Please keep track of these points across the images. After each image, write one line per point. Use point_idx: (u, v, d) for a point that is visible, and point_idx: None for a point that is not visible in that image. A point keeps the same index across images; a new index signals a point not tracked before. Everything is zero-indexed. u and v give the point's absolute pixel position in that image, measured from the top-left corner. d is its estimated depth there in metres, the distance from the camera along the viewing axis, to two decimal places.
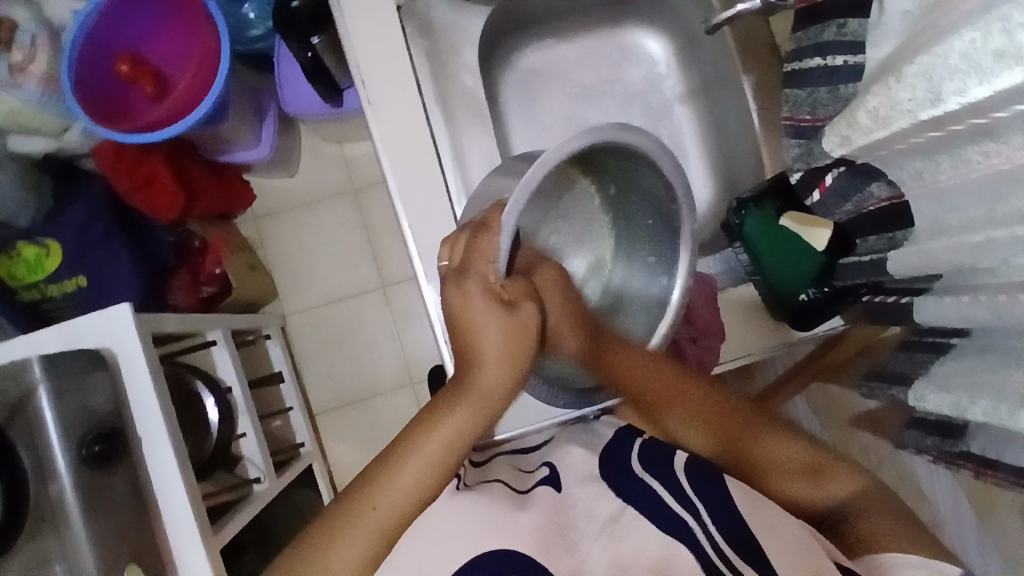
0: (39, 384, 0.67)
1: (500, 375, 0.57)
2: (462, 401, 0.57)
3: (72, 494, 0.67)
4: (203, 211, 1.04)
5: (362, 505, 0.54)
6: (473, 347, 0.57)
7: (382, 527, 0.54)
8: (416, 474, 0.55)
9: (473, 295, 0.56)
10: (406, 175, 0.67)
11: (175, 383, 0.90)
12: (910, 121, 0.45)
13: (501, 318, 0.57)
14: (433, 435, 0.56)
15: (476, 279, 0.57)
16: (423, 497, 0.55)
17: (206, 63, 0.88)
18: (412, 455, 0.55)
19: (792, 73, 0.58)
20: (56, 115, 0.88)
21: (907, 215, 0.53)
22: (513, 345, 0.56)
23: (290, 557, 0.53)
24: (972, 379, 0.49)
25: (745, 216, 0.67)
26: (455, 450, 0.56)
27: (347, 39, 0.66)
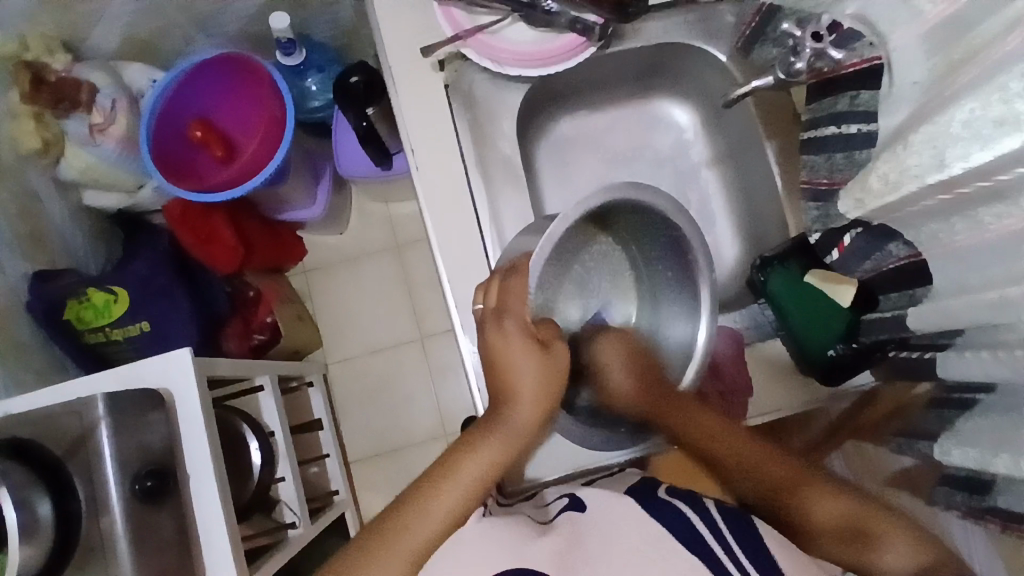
0: (101, 420, 0.72)
1: (532, 414, 0.61)
2: (495, 434, 0.60)
3: (123, 525, 0.71)
4: (257, 264, 1.12)
5: (393, 531, 0.56)
6: (508, 385, 0.61)
7: (411, 555, 0.56)
8: (447, 506, 0.57)
9: (511, 338, 0.61)
10: (447, 231, 0.72)
11: (222, 425, 0.95)
12: (919, 184, 0.47)
13: (536, 356, 0.61)
14: (468, 463, 0.59)
15: (513, 321, 0.61)
16: (451, 526, 0.57)
17: (271, 129, 0.97)
18: (444, 485, 0.58)
19: (810, 140, 0.63)
20: (130, 172, 0.99)
21: (926, 273, 0.56)
22: (546, 386, 0.61)
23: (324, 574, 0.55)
24: (996, 434, 0.49)
25: (769, 274, 0.70)
26: (485, 483, 0.59)
27: (399, 111, 0.74)
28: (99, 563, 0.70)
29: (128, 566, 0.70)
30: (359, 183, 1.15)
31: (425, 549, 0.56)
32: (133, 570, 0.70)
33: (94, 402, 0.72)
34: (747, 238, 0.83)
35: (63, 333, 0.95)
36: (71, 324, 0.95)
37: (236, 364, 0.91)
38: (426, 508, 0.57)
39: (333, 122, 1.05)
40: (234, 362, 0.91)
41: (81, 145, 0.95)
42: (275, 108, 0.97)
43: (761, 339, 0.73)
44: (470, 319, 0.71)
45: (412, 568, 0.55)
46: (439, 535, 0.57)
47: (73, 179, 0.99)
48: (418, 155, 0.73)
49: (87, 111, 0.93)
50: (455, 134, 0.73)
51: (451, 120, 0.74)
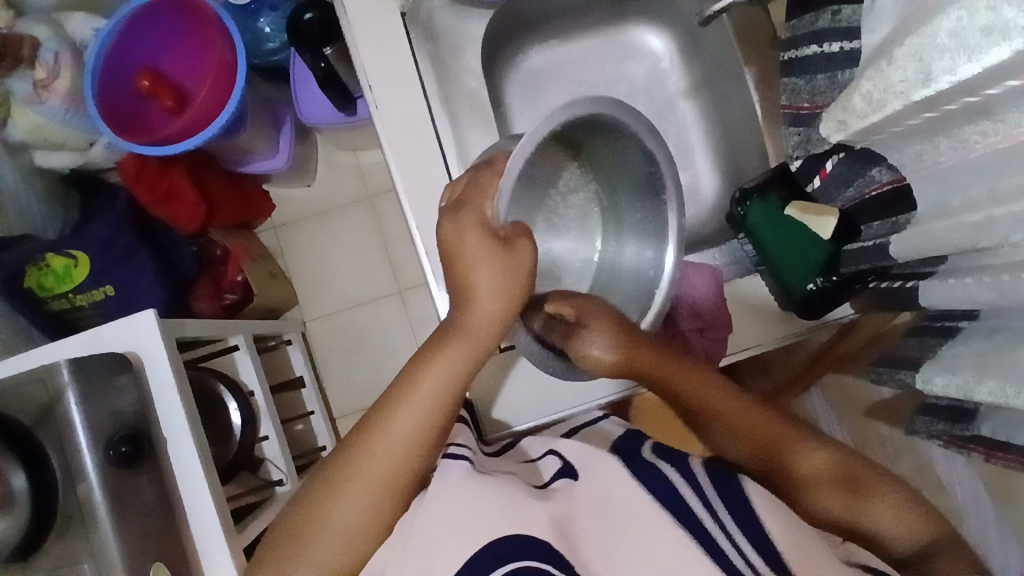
0: (68, 388, 0.70)
1: (489, 314, 0.58)
2: (451, 343, 0.58)
3: (100, 492, 0.70)
4: (223, 221, 1.08)
5: (358, 457, 0.55)
6: (465, 287, 0.58)
7: (377, 482, 0.55)
8: (406, 425, 0.56)
9: (471, 233, 0.57)
10: (413, 176, 0.69)
11: (199, 387, 0.93)
12: (904, 102, 0.44)
13: (493, 266, 0.57)
14: (426, 378, 0.57)
15: (473, 214, 0.57)
16: (417, 449, 0.56)
17: (222, 77, 0.91)
18: (399, 408, 0.56)
19: (789, 61, 0.60)
20: (81, 130, 0.93)
21: (909, 200, 0.54)
22: (509, 286, 0.58)
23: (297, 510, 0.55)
24: (979, 361, 0.49)
25: (749, 207, 0.67)
26: (444, 396, 0.57)
27: (356, 49, 0.69)
28: (79, 530, 0.69)
29: (109, 533, 0.69)
30: (324, 131, 1.10)
31: (389, 476, 0.55)
32: (115, 536, 0.69)
33: (58, 369, 0.70)
34: (726, 172, 0.80)
35: (25, 300, 0.92)
36: (33, 291, 0.92)
37: (213, 325, 0.90)
38: (385, 435, 0.56)
39: (291, 68, 0.99)
40: (208, 323, 0.89)
41: (26, 103, 0.89)
42: (227, 53, 0.91)
43: (740, 273, 0.72)
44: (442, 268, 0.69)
45: (381, 493, 0.55)
46: (401, 462, 0.55)
47: (20, 142, 0.92)
48: (379, 96, 0.69)
49: (30, 67, 0.88)
50: (415, 72, 0.69)
51: (411, 57, 0.69)
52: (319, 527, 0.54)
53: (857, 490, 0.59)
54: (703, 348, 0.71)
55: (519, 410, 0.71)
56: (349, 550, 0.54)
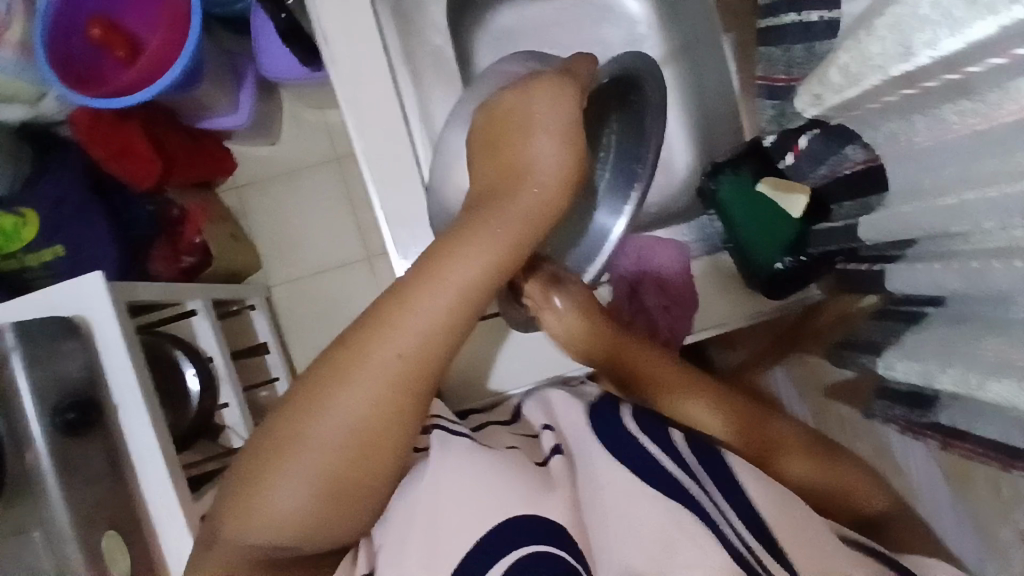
0: (11, 353, 0.68)
1: (549, 185, 0.53)
2: (494, 222, 0.51)
3: (47, 461, 0.67)
4: (181, 179, 1.03)
5: (375, 339, 0.47)
6: (514, 164, 0.54)
7: (392, 378, 0.47)
8: (430, 315, 0.48)
9: (536, 102, 0.55)
10: (371, 140, 0.65)
11: (153, 352, 0.90)
12: (882, 76, 0.42)
13: (555, 138, 0.55)
14: (457, 260, 0.49)
15: (543, 99, 0.55)
16: (441, 345, 0.48)
17: (177, 26, 0.86)
18: (425, 294, 0.48)
19: (765, 30, 0.57)
20: (28, 82, 0.87)
21: (881, 180, 0.52)
22: (561, 177, 0.54)
23: (296, 396, 0.47)
24: (942, 348, 0.48)
25: (720, 182, 0.67)
26: (481, 286, 0.49)
27: (311, 1, 0.64)
28: (26, 499, 0.67)
29: (56, 502, 0.67)
30: (289, 88, 1.06)
31: (409, 375, 0.47)
32: (63, 505, 0.67)
33: (0, 332, 0.68)
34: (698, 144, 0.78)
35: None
36: None
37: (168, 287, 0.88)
38: (406, 329, 0.47)
39: (253, 21, 0.94)
40: (161, 286, 0.86)
41: None
42: (182, 2, 0.86)
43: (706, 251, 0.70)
44: (402, 237, 0.66)
45: (398, 390, 0.47)
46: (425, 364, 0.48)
47: None
48: (334, 52, 0.64)
49: None
50: (376, 27, 0.65)
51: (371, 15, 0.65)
52: (318, 424, 0.45)
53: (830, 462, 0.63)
54: (669, 325, 0.70)
55: (503, 374, 0.74)
56: (357, 457, 0.46)
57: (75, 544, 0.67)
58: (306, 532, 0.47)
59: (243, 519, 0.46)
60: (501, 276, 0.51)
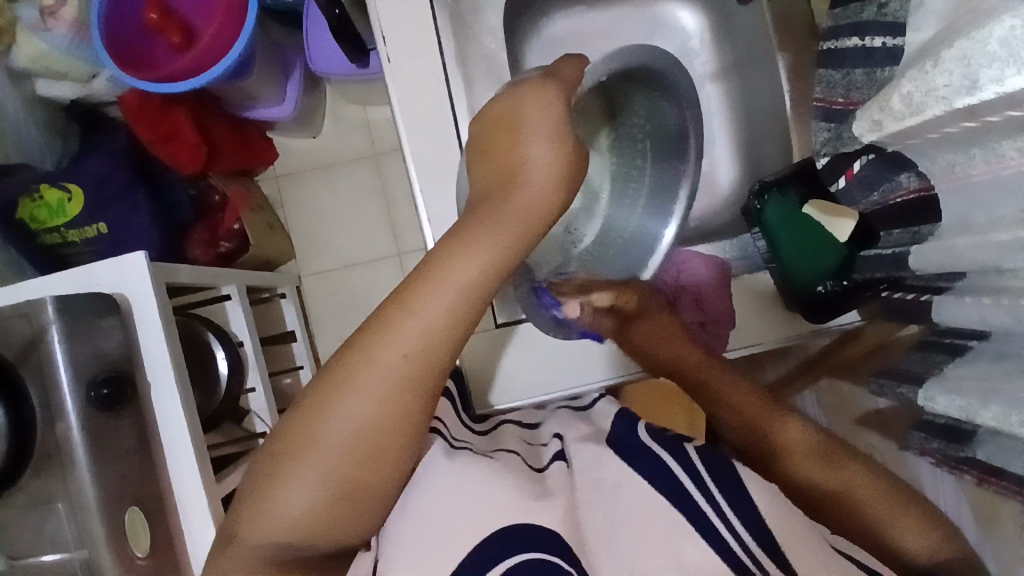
0: (51, 325, 0.69)
1: (546, 180, 0.52)
2: (498, 222, 0.50)
3: (77, 434, 0.68)
4: (223, 166, 1.05)
5: (375, 343, 0.46)
6: (510, 163, 0.53)
7: (397, 377, 0.46)
8: (428, 315, 0.47)
9: (524, 99, 0.54)
10: (420, 136, 0.66)
11: (185, 335, 0.90)
12: (946, 107, 0.41)
13: (549, 135, 0.53)
14: (454, 261, 0.48)
15: (532, 94, 0.54)
16: (447, 344, 0.47)
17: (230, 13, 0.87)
18: (421, 297, 0.47)
19: (828, 52, 0.57)
20: (84, 61, 0.90)
21: (936, 209, 0.51)
22: (566, 166, 0.53)
23: (301, 406, 0.47)
24: (985, 386, 0.47)
25: (767, 201, 0.67)
26: (482, 284, 0.48)
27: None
28: (55, 469, 0.68)
29: (83, 476, 0.68)
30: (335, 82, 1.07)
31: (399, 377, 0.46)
32: (89, 479, 0.68)
33: (43, 306, 0.69)
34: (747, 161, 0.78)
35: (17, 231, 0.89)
36: (26, 223, 0.90)
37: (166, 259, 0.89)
38: (404, 337, 0.46)
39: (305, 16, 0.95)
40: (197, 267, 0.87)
41: (31, 31, 0.86)
42: None
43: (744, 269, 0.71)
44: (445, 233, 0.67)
45: (405, 387, 0.46)
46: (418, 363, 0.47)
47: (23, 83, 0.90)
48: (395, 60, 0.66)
49: None
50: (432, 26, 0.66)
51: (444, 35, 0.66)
52: (329, 431, 0.45)
53: (834, 464, 0.57)
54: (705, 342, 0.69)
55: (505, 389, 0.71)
56: (364, 460, 0.46)
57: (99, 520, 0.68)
58: (316, 537, 0.47)
59: (253, 526, 0.46)
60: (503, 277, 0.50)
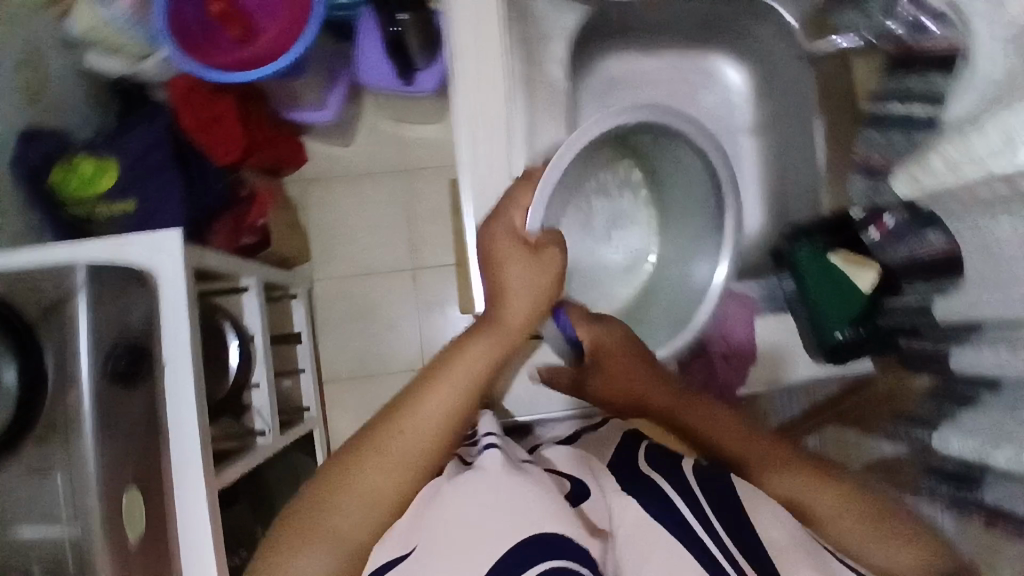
0: (78, 291, 0.69)
1: (521, 312, 0.60)
2: (489, 332, 0.59)
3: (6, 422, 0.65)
4: (257, 161, 1.01)
5: (386, 432, 0.55)
6: (496, 282, 0.60)
7: (397, 463, 0.54)
8: (371, 483, 0.54)
9: (501, 236, 0.61)
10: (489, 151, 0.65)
11: (203, 320, 0.90)
12: (982, 171, 0.49)
13: (538, 275, 0.60)
14: (432, 394, 0.56)
15: (504, 224, 0.61)
16: (428, 449, 0.55)
17: None
18: (397, 427, 0.55)
19: (876, 115, 0.62)
20: (140, 40, 0.87)
21: (961, 265, 0.56)
22: (458, 410, 0.57)
23: (304, 495, 0.55)
24: (994, 428, 0.52)
25: (802, 249, 0.69)
26: (425, 451, 0.55)
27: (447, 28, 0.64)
28: (56, 441, 0.67)
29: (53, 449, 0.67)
30: None
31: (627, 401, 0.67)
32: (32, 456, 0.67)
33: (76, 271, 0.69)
34: (775, 205, 0.78)
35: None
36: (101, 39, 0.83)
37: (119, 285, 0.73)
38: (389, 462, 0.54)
39: None
40: None
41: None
42: None
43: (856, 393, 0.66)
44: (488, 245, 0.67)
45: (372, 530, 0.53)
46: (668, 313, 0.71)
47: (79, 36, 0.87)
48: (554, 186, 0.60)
49: None
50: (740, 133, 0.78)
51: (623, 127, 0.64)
52: (427, 406, 0.56)
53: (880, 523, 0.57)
54: (725, 376, 0.70)
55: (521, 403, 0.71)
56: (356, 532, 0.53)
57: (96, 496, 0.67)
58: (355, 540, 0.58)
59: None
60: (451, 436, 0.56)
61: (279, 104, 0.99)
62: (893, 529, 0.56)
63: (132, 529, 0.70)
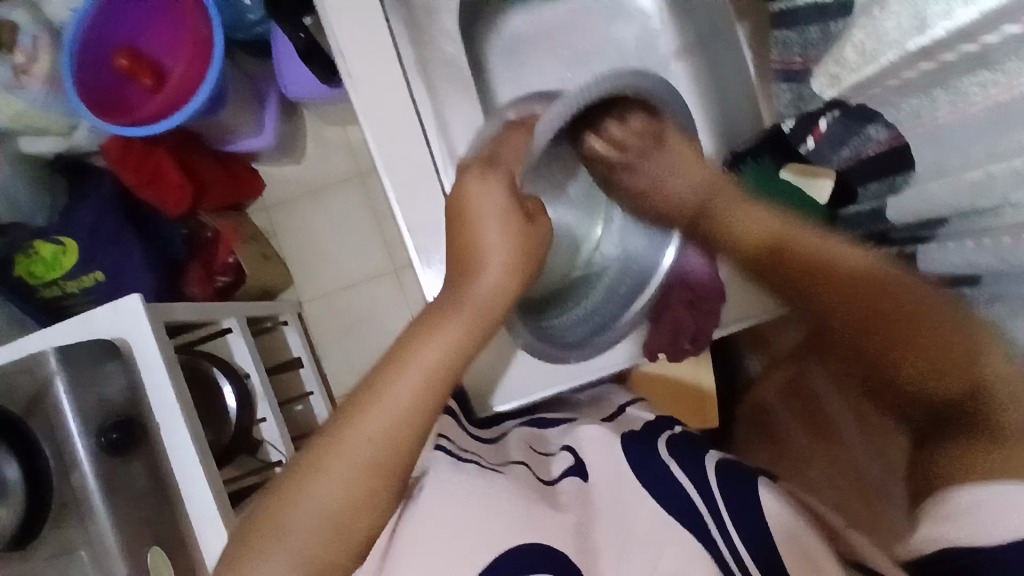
0: (55, 376, 0.71)
1: (498, 286, 0.56)
2: (457, 310, 0.55)
3: (16, 515, 0.68)
4: (212, 202, 1.02)
5: (359, 420, 0.52)
6: (473, 246, 0.56)
7: (368, 459, 0.51)
8: (342, 480, 0.51)
9: (491, 193, 0.57)
10: (400, 149, 0.67)
11: (193, 372, 0.93)
12: (900, 51, 0.41)
13: (512, 238, 0.56)
14: (405, 378, 0.53)
15: (498, 177, 0.58)
16: (403, 444, 0.52)
17: None
18: (368, 414, 0.52)
19: (779, 13, 0.53)
20: (61, 114, 0.87)
21: (908, 157, 0.50)
22: (430, 385, 0.53)
23: (279, 483, 0.52)
24: (978, 331, 0.48)
25: (744, 171, 0.68)
26: (397, 438, 0.52)
27: (334, 39, 0.66)
28: (71, 519, 0.70)
29: (71, 526, 0.70)
30: None
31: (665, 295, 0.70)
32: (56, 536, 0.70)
33: (44, 358, 0.71)
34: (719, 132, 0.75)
35: None
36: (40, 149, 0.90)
37: (95, 356, 0.74)
38: (366, 454, 0.51)
39: None
40: None
41: (6, 89, 0.83)
42: None
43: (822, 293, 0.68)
44: (426, 244, 0.67)
45: (342, 524, 0.51)
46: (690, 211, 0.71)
47: (5, 128, 0.86)
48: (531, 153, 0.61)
49: (9, 53, 0.83)
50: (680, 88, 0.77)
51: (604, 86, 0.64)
52: (395, 393, 0.52)
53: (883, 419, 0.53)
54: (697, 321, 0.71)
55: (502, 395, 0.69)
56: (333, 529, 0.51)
57: (122, 561, 0.71)
58: None
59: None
60: (425, 426, 0.53)
61: (215, 141, 0.99)
62: (940, 416, 0.52)
63: None
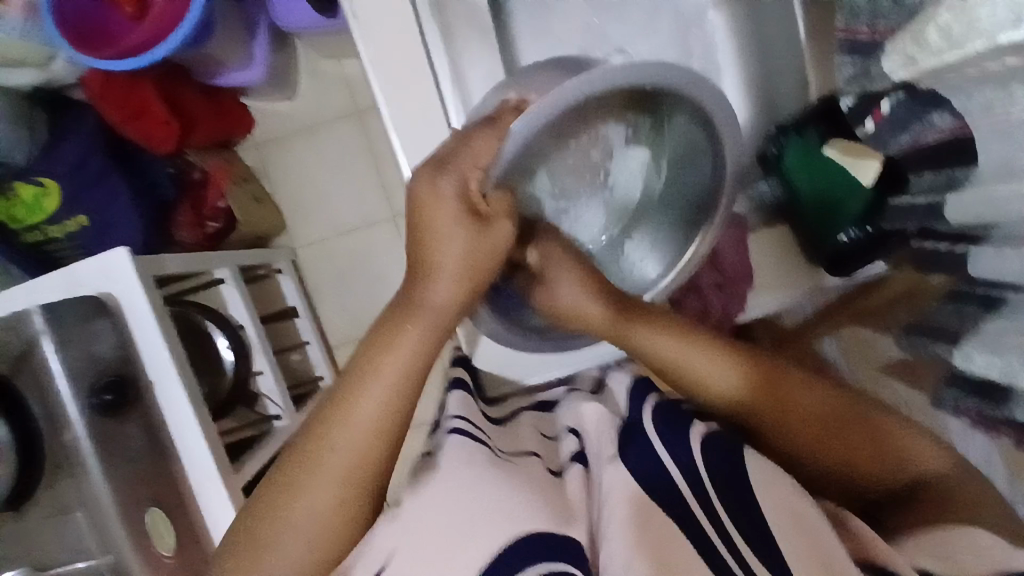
0: (41, 336, 0.68)
1: (453, 293, 0.52)
2: (412, 318, 0.52)
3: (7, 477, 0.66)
4: (201, 139, 0.95)
5: (322, 445, 0.50)
6: (428, 252, 0.52)
7: (341, 481, 0.49)
8: (316, 505, 0.49)
9: (447, 196, 0.51)
10: (410, 105, 0.61)
11: (186, 324, 0.89)
12: (988, 42, 0.37)
13: (471, 239, 0.52)
14: (364, 396, 0.50)
15: (454, 178, 0.51)
16: (372, 462, 0.50)
17: None
18: (330, 437, 0.50)
19: None
20: (39, 44, 0.78)
21: (972, 150, 0.47)
22: (392, 405, 0.50)
23: (252, 510, 0.50)
24: None
25: (785, 144, 0.64)
26: (363, 460, 0.50)
27: None
28: (65, 481, 0.68)
29: (64, 487, 0.68)
30: None
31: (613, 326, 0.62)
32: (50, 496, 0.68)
33: (28, 317, 0.67)
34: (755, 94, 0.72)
35: None
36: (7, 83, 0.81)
37: (82, 315, 0.70)
38: (334, 475, 0.49)
39: None
40: None
41: None
42: None
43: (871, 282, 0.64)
44: None
45: (321, 542, 0.50)
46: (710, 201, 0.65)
47: None
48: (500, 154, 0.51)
49: None
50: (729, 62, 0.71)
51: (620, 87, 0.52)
52: (360, 409, 0.50)
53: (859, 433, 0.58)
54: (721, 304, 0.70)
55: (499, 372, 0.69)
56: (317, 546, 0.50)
57: (118, 524, 0.68)
58: None
59: None
60: (395, 438, 0.51)
61: (204, 74, 0.91)
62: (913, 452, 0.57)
63: (161, 542, 0.72)
